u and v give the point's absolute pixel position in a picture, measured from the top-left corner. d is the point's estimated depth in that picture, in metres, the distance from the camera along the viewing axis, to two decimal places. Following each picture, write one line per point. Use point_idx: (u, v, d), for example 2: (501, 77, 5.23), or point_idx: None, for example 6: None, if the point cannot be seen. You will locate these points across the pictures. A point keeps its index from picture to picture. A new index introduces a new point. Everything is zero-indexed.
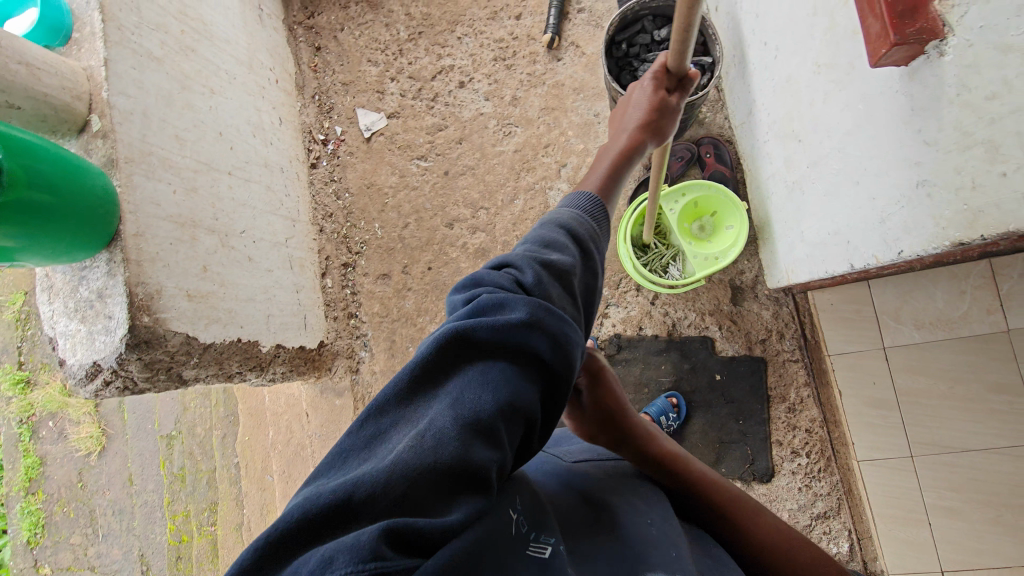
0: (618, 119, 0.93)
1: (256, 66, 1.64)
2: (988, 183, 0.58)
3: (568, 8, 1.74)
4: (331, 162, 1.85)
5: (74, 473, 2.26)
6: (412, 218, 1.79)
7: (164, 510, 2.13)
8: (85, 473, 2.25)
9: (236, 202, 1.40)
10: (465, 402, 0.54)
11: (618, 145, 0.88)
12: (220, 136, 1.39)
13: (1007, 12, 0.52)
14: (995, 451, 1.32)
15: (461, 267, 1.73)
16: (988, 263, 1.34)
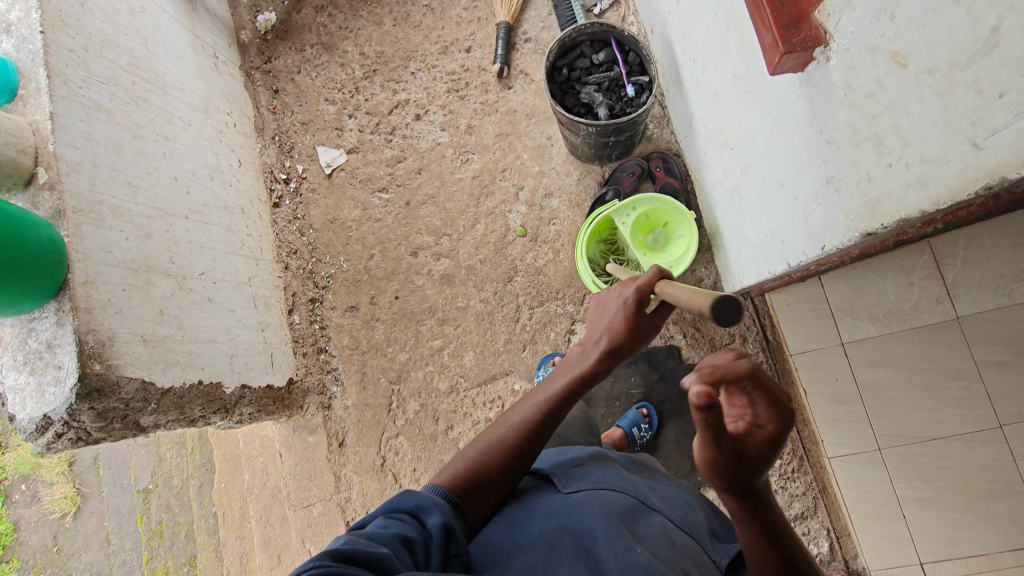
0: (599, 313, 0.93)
1: (212, 112, 1.67)
2: (879, 174, 0.61)
3: (515, 39, 1.81)
4: (294, 200, 1.87)
5: (50, 537, 2.18)
6: (377, 249, 1.80)
7: (143, 568, 2.05)
8: (61, 536, 2.17)
9: (194, 245, 1.41)
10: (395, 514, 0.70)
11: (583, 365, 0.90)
12: (176, 181, 1.41)
13: (869, 18, 0.56)
14: (961, 438, 1.33)
15: (428, 294, 1.75)
16: (931, 254, 1.38)
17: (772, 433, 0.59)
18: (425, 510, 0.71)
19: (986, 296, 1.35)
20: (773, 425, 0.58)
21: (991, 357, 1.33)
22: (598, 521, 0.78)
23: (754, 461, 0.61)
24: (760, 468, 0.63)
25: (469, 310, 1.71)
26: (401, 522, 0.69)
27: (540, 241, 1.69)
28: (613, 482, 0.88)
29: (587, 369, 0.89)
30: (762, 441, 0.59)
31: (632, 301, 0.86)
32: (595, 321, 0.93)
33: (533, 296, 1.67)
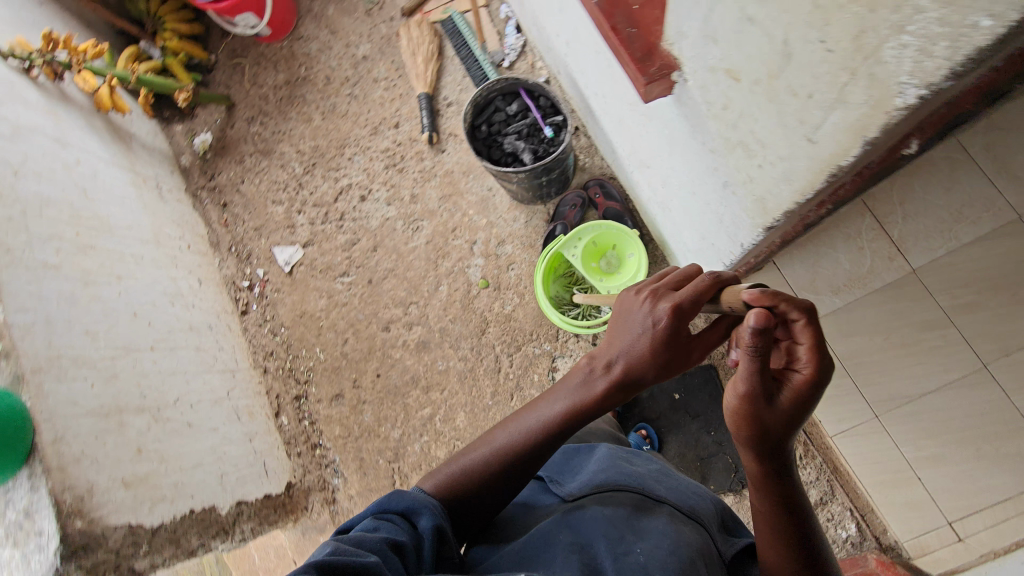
0: (620, 325, 0.89)
1: (163, 240, 1.72)
2: (756, 175, 0.65)
3: (438, 105, 1.89)
4: (261, 303, 1.90)
5: None
6: (349, 333, 1.82)
7: None
8: None
9: (164, 373, 1.42)
10: (387, 516, 0.71)
11: (592, 389, 0.88)
12: (136, 316, 1.44)
13: (699, 42, 0.60)
14: (951, 387, 1.33)
15: (408, 365, 1.75)
16: (872, 215, 1.41)
17: (805, 380, 0.72)
18: (416, 512, 0.72)
19: (935, 245, 1.37)
20: (809, 368, 0.71)
21: (957, 301, 1.34)
22: (602, 524, 0.79)
23: (787, 408, 0.73)
24: (792, 420, 0.74)
25: (450, 371, 1.71)
26: (391, 523, 0.70)
27: (504, 288, 1.72)
28: (616, 475, 0.89)
29: (593, 398, 0.88)
30: (797, 385, 0.72)
31: (658, 330, 0.82)
32: (617, 334, 0.89)
33: (509, 343, 1.68)
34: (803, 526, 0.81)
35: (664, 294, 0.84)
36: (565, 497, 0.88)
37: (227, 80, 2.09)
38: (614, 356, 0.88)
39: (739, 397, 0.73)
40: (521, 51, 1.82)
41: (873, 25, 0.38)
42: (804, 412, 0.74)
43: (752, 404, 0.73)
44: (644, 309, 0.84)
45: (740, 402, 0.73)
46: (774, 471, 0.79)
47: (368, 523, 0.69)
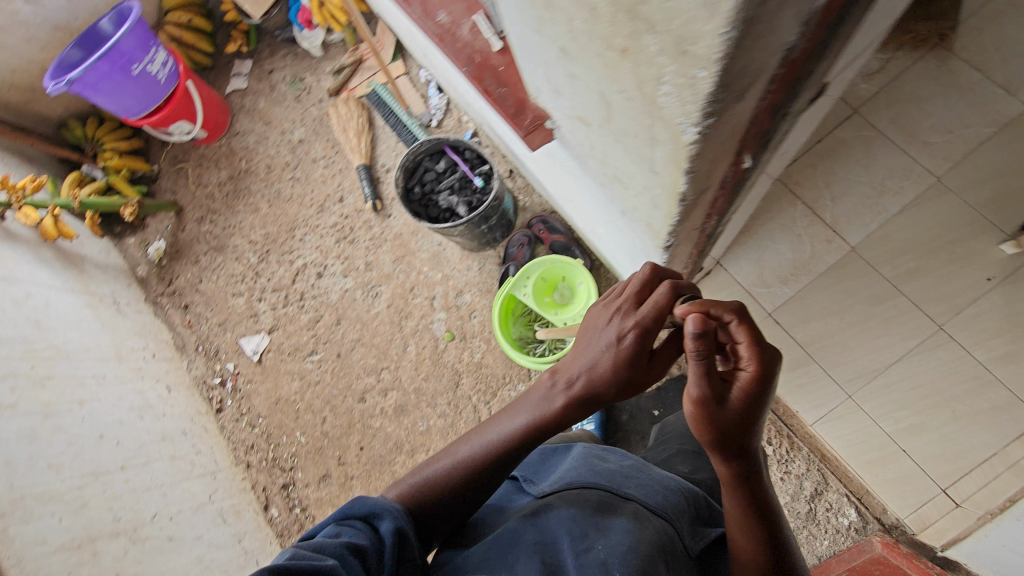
0: (584, 338, 0.87)
1: (126, 354, 1.72)
2: (636, 203, 0.67)
3: (377, 174, 1.95)
4: (235, 398, 1.88)
5: None
6: (327, 410, 1.80)
7: None
8: None
9: (138, 491, 1.39)
10: (350, 520, 0.69)
11: (550, 405, 0.87)
12: (102, 437, 1.42)
13: (552, 96, 0.64)
14: (913, 353, 1.34)
15: (390, 432, 1.73)
16: (803, 204, 1.48)
17: (752, 377, 0.71)
18: (379, 515, 0.71)
19: (867, 220, 1.43)
20: (754, 365, 0.70)
21: (900, 269, 1.39)
22: (566, 522, 0.79)
23: (742, 412, 0.72)
24: (750, 424, 0.73)
25: (432, 430, 1.69)
26: (354, 529, 0.68)
27: (470, 337, 1.73)
28: (585, 474, 0.89)
29: (551, 414, 0.86)
30: (746, 384, 0.71)
31: (618, 345, 0.81)
32: (580, 348, 0.87)
33: (484, 391, 1.68)
34: (773, 531, 0.80)
35: (628, 309, 0.82)
36: (537, 494, 0.90)
37: (172, 186, 2.14)
38: (574, 371, 0.86)
39: (694, 406, 0.72)
40: (446, 109, 1.90)
41: (646, 76, 0.41)
42: (760, 414, 0.73)
43: (708, 411, 0.71)
44: (609, 322, 0.83)
45: (697, 410, 0.72)
46: (740, 476, 0.78)
47: (330, 530, 0.68)
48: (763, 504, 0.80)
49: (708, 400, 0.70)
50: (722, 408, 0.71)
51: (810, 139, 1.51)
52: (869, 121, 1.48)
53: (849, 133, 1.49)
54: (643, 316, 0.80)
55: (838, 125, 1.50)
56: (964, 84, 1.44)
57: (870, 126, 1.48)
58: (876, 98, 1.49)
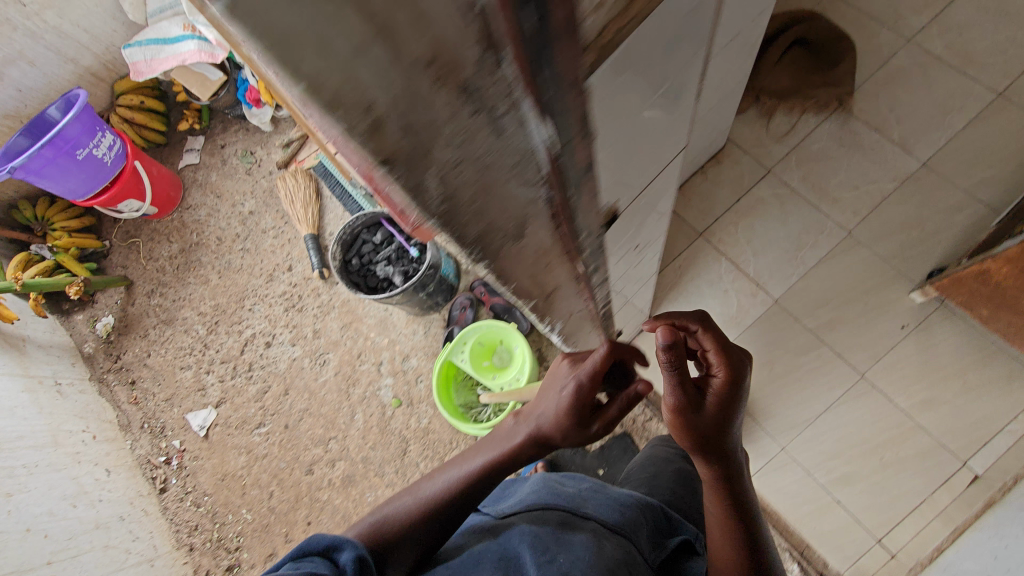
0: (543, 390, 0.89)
1: (63, 437, 1.68)
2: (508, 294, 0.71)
3: (325, 242, 1.99)
4: (180, 476, 1.83)
5: None
6: (274, 484, 1.76)
7: None
8: None
9: None
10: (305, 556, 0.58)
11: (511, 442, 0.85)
12: (30, 530, 1.37)
13: None
14: (839, 402, 1.37)
15: (337, 505, 1.70)
16: (728, 259, 1.52)
17: (724, 382, 0.73)
18: (341, 545, 0.60)
19: (788, 273, 1.48)
20: (723, 370, 0.73)
21: (820, 320, 1.43)
22: (527, 539, 0.76)
23: (720, 421, 0.73)
24: (727, 431, 0.75)
25: (380, 500, 1.66)
26: (314, 562, 0.56)
27: (416, 401, 1.73)
28: (546, 496, 0.88)
29: (513, 449, 0.85)
30: (720, 389, 0.73)
31: (569, 398, 0.79)
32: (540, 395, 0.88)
33: (431, 457, 1.66)
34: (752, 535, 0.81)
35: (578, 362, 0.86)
36: (498, 516, 0.87)
37: (123, 260, 2.15)
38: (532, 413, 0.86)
39: (680, 421, 0.71)
40: None
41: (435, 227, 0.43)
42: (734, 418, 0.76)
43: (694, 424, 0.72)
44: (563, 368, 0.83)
45: (683, 424, 0.72)
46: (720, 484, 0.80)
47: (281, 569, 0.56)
48: (742, 510, 0.81)
49: (695, 414, 0.70)
50: (706, 418, 0.72)
51: (730, 197, 1.57)
52: (782, 179, 1.54)
53: (765, 190, 1.55)
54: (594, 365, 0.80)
55: (754, 184, 1.56)
56: (865, 143, 1.51)
57: (783, 185, 1.54)
58: (788, 157, 1.55)
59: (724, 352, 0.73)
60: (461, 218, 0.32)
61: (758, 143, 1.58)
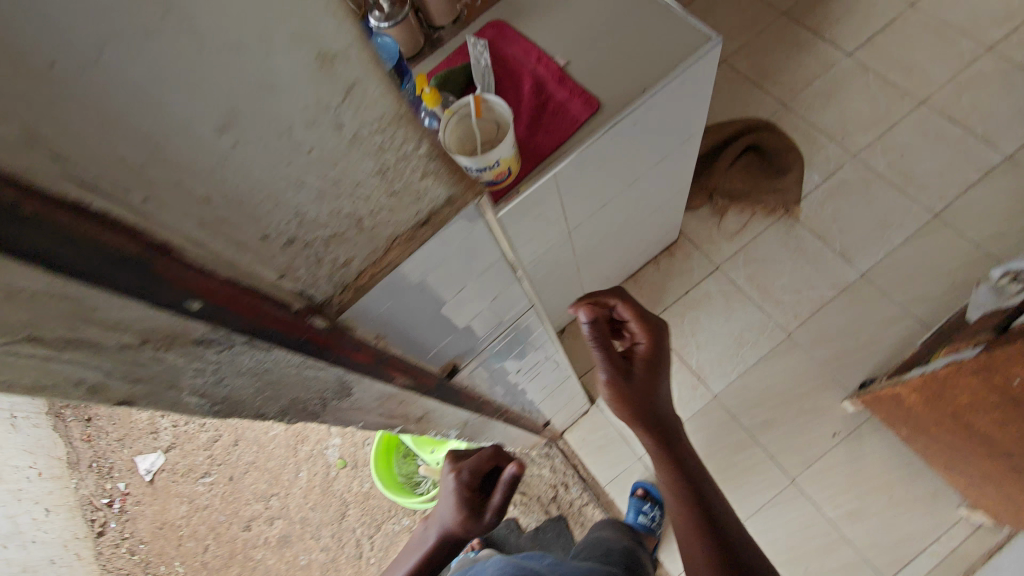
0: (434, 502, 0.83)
1: (6, 475, 1.67)
2: None
3: None
4: (119, 520, 1.83)
5: None
6: (210, 537, 1.75)
7: None
8: None
9: None
10: None
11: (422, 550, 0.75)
12: None
13: None
14: (769, 506, 1.37)
15: (270, 565, 1.68)
16: (672, 351, 1.55)
17: (648, 345, 0.72)
18: None
19: (728, 369, 1.51)
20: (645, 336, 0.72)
21: (756, 419, 1.45)
22: None
23: (651, 392, 0.68)
24: (662, 404, 0.69)
25: (313, 564, 1.65)
26: None
27: (361, 464, 1.73)
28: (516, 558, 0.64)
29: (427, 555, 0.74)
30: (646, 353, 0.71)
31: (456, 487, 0.76)
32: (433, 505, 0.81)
33: (369, 524, 1.66)
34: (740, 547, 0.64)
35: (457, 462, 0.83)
36: None
37: None
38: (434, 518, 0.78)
39: (609, 389, 0.67)
40: None
41: None
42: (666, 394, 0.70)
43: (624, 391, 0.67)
44: (446, 468, 0.82)
45: (615, 392, 0.67)
46: (679, 475, 0.68)
47: None
48: (716, 515, 0.66)
49: (618, 376, 0.67)
50: (632, 380, 0.68)
51: (679, 289, 1.61)
52: (729, 276, 1.60)
53: (712, 286, 1.60)
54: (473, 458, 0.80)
55: (702, 279, 1.61)
56: (809, 250, 1.57)
57: (729, 282, 1.59)
58: (736, 256, 1.61)
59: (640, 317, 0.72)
60: (249, 407, 0.37)
61: (709, 240, 1.64)
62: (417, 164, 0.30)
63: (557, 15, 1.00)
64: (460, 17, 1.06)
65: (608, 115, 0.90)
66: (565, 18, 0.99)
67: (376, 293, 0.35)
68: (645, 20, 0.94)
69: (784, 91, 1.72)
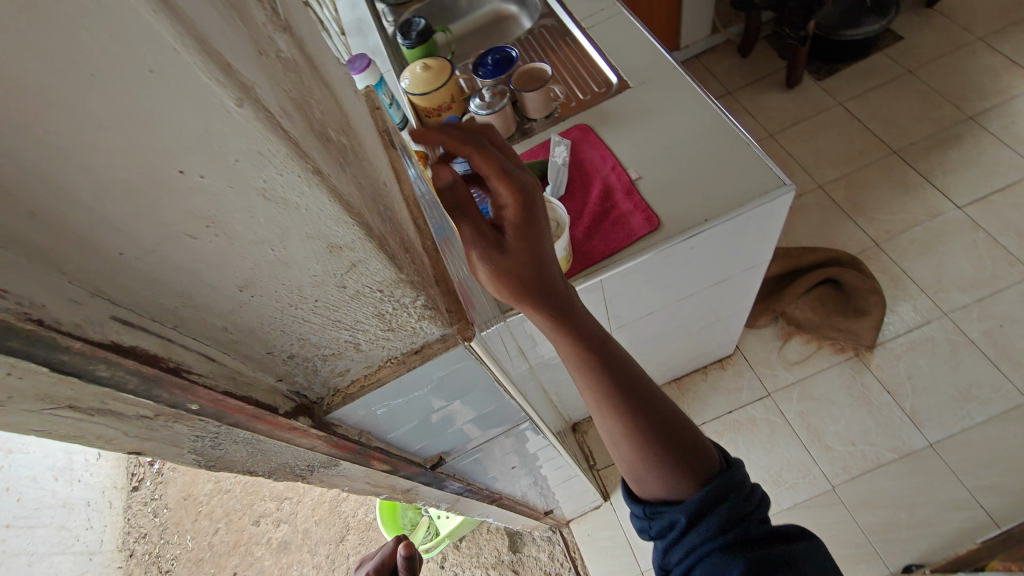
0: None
1: None
2: None
3: None
4: (154, 480, 1.97)
5: None
6: (223, 521, 1.85)
7: None
8: None
9: (7, 553, 1.50)
10: None
11: None
12: (9, 490, 1.59)
13: None
14: None
15: (264, 566, 1.74)
16: None
17: (516, 206, 0.53)
18: None
19: None
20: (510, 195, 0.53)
21: None
22: None
23: (527, 258, 0.54)
24: (538, 264, 0.54)
25: None
26: None
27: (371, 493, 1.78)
28: None
29: None
30: (513, 218, 0.53)
31: None
32: None
33: (363, 554, 1.68)
34: (649, 395, 0.57)
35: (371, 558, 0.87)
36: None
37: None
38: None
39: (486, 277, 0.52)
40: None
41: None
42: (538, 249, 0.55)
43: (496, 264, 0.51)
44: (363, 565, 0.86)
45: (495, 273, 0.51)
46: (581, 344, 0.56)
47: None
48: (628, 376, 0.57)
49: (493, 258, 0.51)
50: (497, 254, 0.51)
51: (722, 406, 1.56)
52: (779, 407, 1.52)
53: (759, 412, 1.53)
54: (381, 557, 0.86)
55: (750, 402, 1.55)
56: (873, 402, 1.46)
57: (779, 414, 1.51)
58: (792, 387, 1.54)
59: (498, 166, 0.52)
60: (237, 468, 0.42)
61: (766, 363, 1.59)
62: (411, 311, 0.35)
63: (642, 132, 1.06)
64: (554, 114, 1.15)
65: (666, 234, 0.93)
66: (649, 135, 1.05)
67: (362, 403, 0.40)
68: (723, 154, 0.97)
69: (878, 229, 1.67)
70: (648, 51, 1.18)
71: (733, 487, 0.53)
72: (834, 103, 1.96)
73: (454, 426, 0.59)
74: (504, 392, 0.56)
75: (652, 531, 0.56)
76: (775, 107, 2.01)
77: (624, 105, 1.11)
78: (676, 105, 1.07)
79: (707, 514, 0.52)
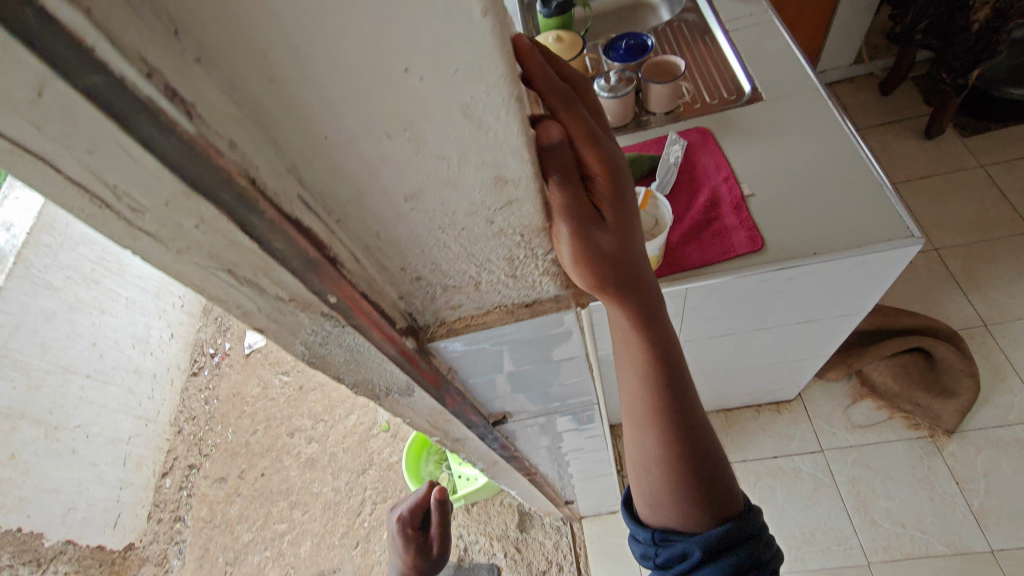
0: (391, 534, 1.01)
1: (163, 294, 2.07)
2: None
3: None
4: (211, 371, 2.14)
5: None
6: (262, 425, 1.98)
7: None
8: None
9: (82, 400, 1.64)
10: None
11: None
12: (94, 345, 1.72)
13: None
14: None
15: (290, 475, 1.86)
16: None
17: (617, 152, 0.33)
18: None
19: None
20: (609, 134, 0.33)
21: None
22: None
23: (630, 263, 0.38)
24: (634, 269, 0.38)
25: (319, 497, 1.79)
26: None
27: (400, 438, 1.85)
28: None
29: None
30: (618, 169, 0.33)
31: (400, 529, 0.94)
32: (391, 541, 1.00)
33: (379, 491, 1.76)
34: (696, 416, 0.55)
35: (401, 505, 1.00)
36: None
37: None
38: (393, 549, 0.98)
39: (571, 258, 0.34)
40: None
41: None
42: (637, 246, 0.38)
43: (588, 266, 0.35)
44: (392, 511, 0.99)
45: (594, 278, 0.35)
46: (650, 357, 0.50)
47: None
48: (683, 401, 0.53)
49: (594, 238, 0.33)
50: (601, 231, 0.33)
51: (767, 449, 1.51)
52: (830, 466, 1.45)
53: (805, 464, 1.47)
54: (409, 502, 0.97)
55: (798, 453, 1.49)
56: (937, 489, 1.36)
57: (828, 473, 1.45)
58: (848, 450, 1.46)
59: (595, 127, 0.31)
60: (331, 373, 0.44)
61: (826, 418, 1.51)
62: (540, 264, 0.35)
63: (766, 149, 1.00)
64: (676, 111, 1.12)
65: (768, 258, 0.88)
66: (772, 154, 0.99)
67: (456, 340, 0.41)
68: (850, 191, 0.91)
69: (990, 310, 1.53)
70: (792, 66, 1.11)
71: (748, 533, 0.54)
72: (975, 164, 1.78)
73: (518, 391, 0.60)
74: (581, 366, 0.55)
75: (659, 558, 0.56)
76: (904, 155, 1.86)
77: (752, 115, 1.06)
78: (810, 130, 1.00)
79: (723, 552, 0.52)
